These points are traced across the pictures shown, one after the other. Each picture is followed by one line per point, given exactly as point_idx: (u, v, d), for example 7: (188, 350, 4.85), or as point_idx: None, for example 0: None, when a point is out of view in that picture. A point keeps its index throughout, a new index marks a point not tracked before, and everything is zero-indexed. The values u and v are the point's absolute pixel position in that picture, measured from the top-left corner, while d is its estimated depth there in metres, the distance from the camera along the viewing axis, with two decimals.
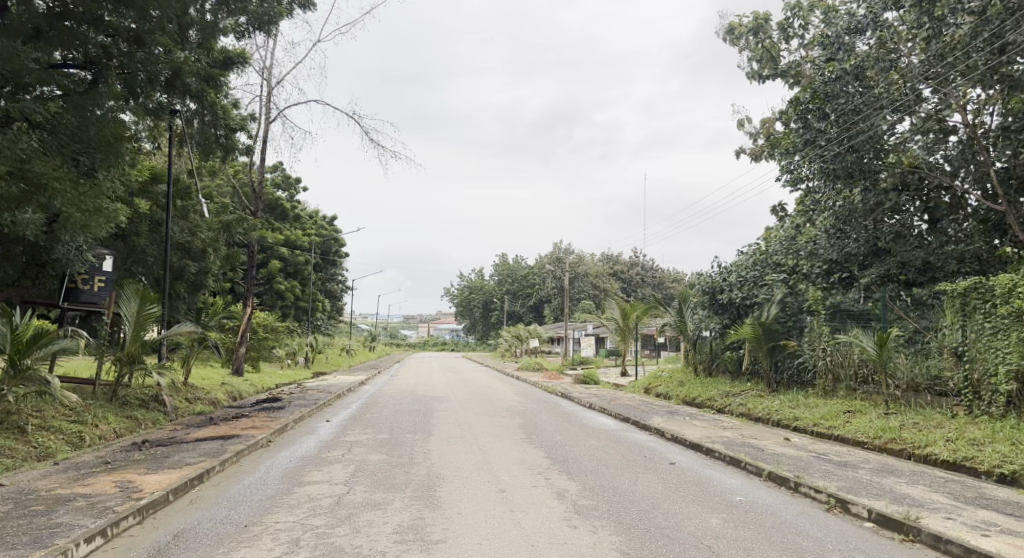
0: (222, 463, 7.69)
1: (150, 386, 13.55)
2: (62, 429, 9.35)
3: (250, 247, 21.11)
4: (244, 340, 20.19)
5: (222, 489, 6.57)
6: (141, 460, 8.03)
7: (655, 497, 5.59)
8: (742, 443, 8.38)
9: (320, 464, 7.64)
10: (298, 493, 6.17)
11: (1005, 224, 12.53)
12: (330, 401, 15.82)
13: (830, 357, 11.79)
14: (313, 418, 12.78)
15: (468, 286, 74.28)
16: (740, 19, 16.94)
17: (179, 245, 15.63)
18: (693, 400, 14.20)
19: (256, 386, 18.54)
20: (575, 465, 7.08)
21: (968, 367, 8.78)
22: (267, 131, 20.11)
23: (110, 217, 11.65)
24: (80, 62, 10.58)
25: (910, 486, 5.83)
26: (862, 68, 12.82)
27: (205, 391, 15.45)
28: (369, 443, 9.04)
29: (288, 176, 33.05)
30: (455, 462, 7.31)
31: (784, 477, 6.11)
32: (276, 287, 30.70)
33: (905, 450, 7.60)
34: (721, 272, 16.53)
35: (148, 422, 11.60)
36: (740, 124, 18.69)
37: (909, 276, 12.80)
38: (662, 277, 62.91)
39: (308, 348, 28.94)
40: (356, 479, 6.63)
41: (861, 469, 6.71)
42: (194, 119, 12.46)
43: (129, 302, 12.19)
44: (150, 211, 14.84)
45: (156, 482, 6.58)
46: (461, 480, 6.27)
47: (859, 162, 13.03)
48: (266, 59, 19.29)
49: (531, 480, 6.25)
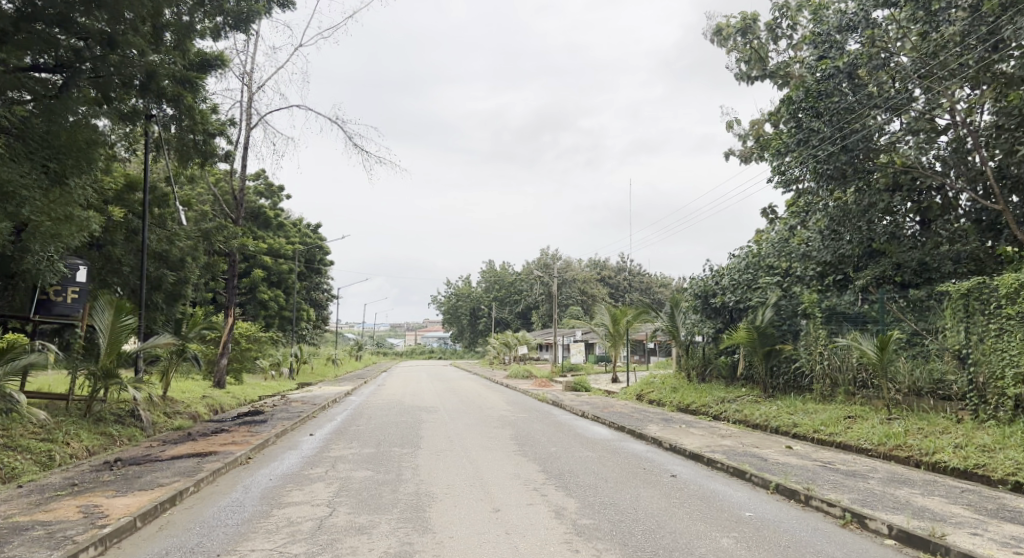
0: (198, 483, 7.24)
1: (126, 400, 12.99)
2: (29, 448, 8.81)
3: (231, 255, 20.54)
4: (226, 350, 19.62)
5: (196, 512, 6.13)
6: (110, 481, 7.53)
7: (659, 514, 5.25)
8: (743, 452, 8.06)
9: (303, 482, 7.22)
10: (277, 516, 5.75)
11: (999, 224, 12.40)
12: (315, 413, 15.34)
13: (827, 361, 11.58)
14: (296, 431, 12.30)
15: (454, 293, 73.78)
16: (728, 19, 16.81)
17: (156, 254, 15.09)
18: (688, 406, 13.89)
19: (238, 398, 17.96)
20: (572, 479, 6.73)
21: (973, 371, 8.59)
22: (248, 137, 19.64)
23: (83, 225, 11.16)
24: (48, 63, 10.10)
25: (926, 498, 5.53)
26: (856, 65, 12.73)
27: (184, 405, 14.89)
28: (354, 458, 8.62)
29: (271, 184, 32.57)
30: (445, 478, 6.90)
31: (792, 490, 5.79)
32: (259, 296, 30.08)
33: (913, 458, 7.34)
34: (713, 276, 16.33)
35: (124, 439, 11.06)
36: (728, 126, 18.56)
37: (905, 277, 12.65)
38: (649, 282, 62.99)
39: (292, 358, 28.45)
40: (339, 499, 6.21)
41: (871, 478, 6.43)
42: (171, 125, 11.99)
43: (102, 313, 11.68)
44: (125, 219, 14.31)
45: (124, 506, 6.12)
46: (452, 500, 5.87)
47: (853, 162, 12.93)
48: (246, 62, 18.83)
49: (527, 497, 5.88)
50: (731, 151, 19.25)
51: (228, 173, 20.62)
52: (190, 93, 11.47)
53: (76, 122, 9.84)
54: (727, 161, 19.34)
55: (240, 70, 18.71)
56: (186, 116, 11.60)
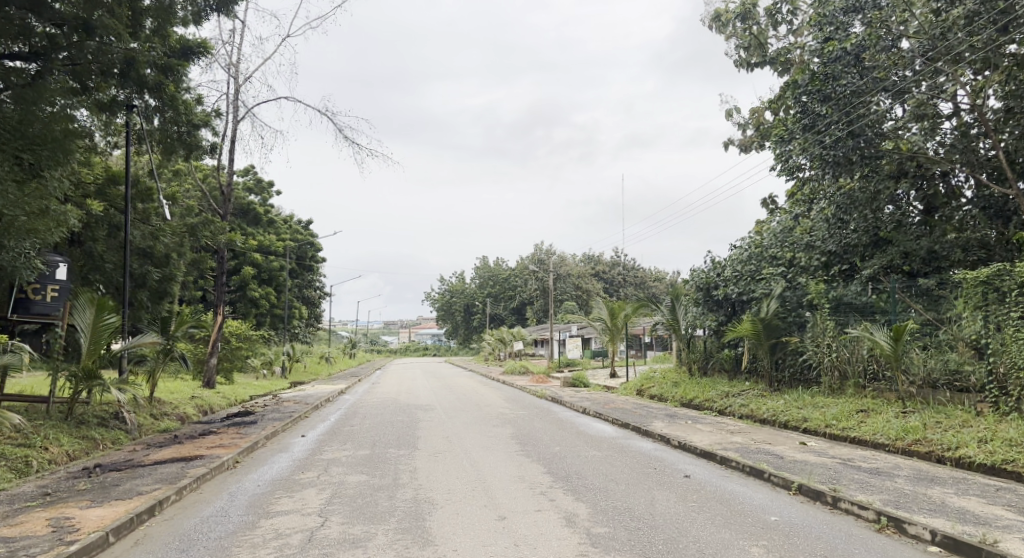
0: (180, 491, 6.78)
1: (111, 402, 12.48)
2: (4, 454, 8.31)
3: (219, 252, 19.97)
4: (216, 350, 19.04)
5: (176, 524, 5.69)
6: (85, 491, 7.04)
7: (679, 521, 4.85)
8: (757, 450, 7.65)
9: (292, 489, 6.76)
10: (263, 528, 5.30)
11: (1008, 210, 11.88)
12: (308, 414, 14.87)
13: (835, 353, 11.26)
14: (286, 433, 11.78)
15: (449, 290, 73.39)
16: (727, 5, 16.42)
17: (140, 251, 14.52)
18: (691, 402, 13.52)
19: (229, 399, 17.42)
20: (580, 482, 6.32)
21: (991, 361, 8.20)
22: (235, 130, 19.10)
23: (61, 220, 10.60)
24: (21, 50, 9.55)
25: (962, 497, 5.12)
26: (864, 47, 12.30)
27: (172, 406, 14.36)
28: (349, 461, 8.16)
29: (260, 179, 31.95)
30: (445, 482, 6.48)
31: (818, 491, 5.40)
32: (250, 294, 29.41)
33: (935, 453, 6.97)
34: (715, 267, 16.06)
35: (108, 442, 10.56)
36: (728, 114, 18.20)
37: (913, 267, 12.37)
38: (644, 276, 62.68)
39: (285, 357, 28.08)
40: (331, 508, 5.76)
41: (897, 477, 6.03)
42: (154, 116, 11.36)
43: (83, 312, 11.13)
44: (106, 214, 13.71)
45: (97, 519, 5.66)
46: (454, 507, 5.44)
47: (863, 146, 12.29)
48: (232, 54, 18.33)
49: (533, 503, 5.46)
50: (730, 141, 18.91)
51: (216, 168, 20.06)
52: (173, 82, 10.85)
53: (53, 112, 9.27)
54: (727, 150, 19.04)
55: (227, 61, 18.19)
56: (169, 107, 11.01)
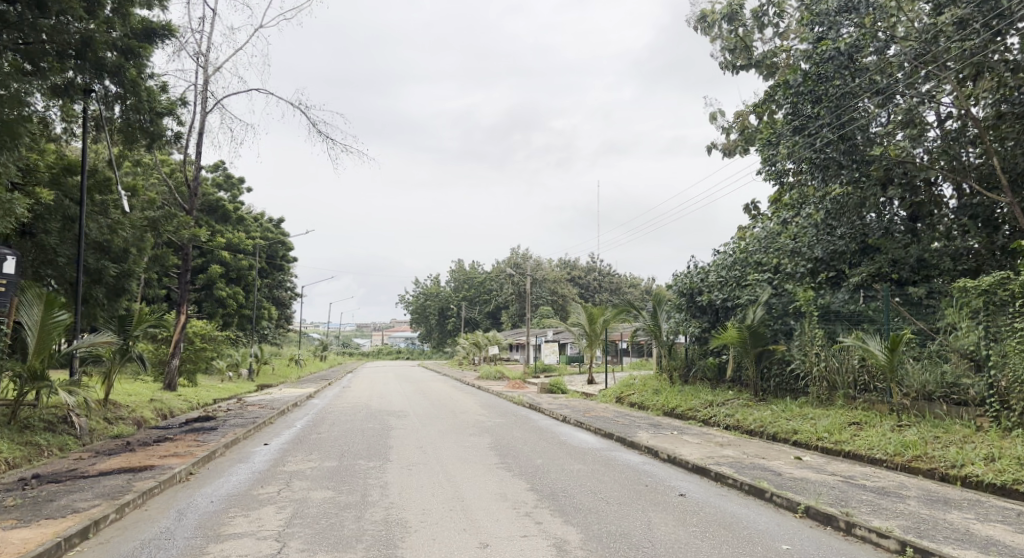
0: (121, 509, 6.05)
1: (59, 406, 11.58)
2: None
3: (184, 248, 19.08)
4: (178, 351, 18.06)
5: (111, 549, 4.98)
6: (14, 507, 6.26)
7: (682, 549, 4.35)
8: (752, 465, 7.23)
9: (249, 506, 6.10)
10: (210, 555, 4.65)
11: (997, 219, 11.68)
12: (272, 419, 14.06)
13: (825, 363, 10.93)
14: (249, 440, 11.02)
15: (423, 293, 72.56)
16: (713, 6, 16.15)
17: (95, 244, 13.47)
18: (674, 410, 13.13)
19: (190, 402, 16.50)
20: (568, 500, 5.80)
21: (992, 375, 7.93)
22: (203, 122, 18.24)
23: (5, 209, 9.35)
24: None
25: (985, 524, 4.72)
26: (857, 47, 12.19)
27: (128, 410, 13.48)
28: (313, 474, 7.49)
29: (230, 175, 30.92)
30: (420, 500, 5.89)
31: (828, 515, 4.96)
32: (216, 293, 28.25)
33: (939, 471, 6.62)
34: (698, 272, 15.75)
35: (53, 449, 9.69)
36: (711, 117, 17.98)
37: (902, 275, 11.94)
38: (620, 282, 62.82)
39: (252, 359, 27.07)
40: (291, 531, 5.11)
41: (907, 498, 5.62)
42: (113, 103, 10.39)
43: (31, 309, 10.19)
44: (62, 205, 12.72)
45: (19, 543, 4.93)
46: (429, 531, 4.87)
47: (851, 152, 12.36)
48: (201, 42, 17.55)
49: (520, 527, 4.91)
50: (714, 144, 18.69)
51: (182, 161, 19.12)
52: (134, 65, 9.86)
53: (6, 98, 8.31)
54: (710, 155, 18.88)
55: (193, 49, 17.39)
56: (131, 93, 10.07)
